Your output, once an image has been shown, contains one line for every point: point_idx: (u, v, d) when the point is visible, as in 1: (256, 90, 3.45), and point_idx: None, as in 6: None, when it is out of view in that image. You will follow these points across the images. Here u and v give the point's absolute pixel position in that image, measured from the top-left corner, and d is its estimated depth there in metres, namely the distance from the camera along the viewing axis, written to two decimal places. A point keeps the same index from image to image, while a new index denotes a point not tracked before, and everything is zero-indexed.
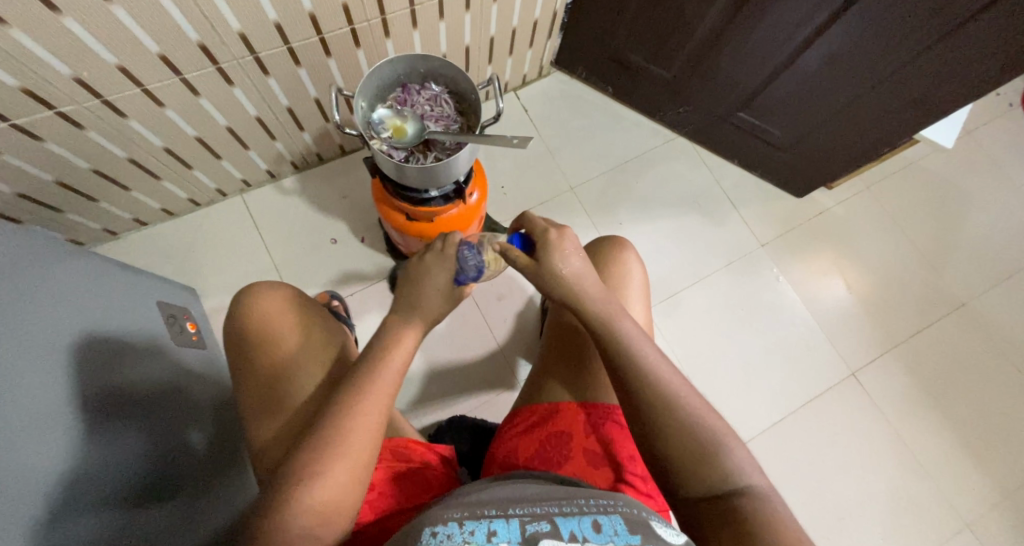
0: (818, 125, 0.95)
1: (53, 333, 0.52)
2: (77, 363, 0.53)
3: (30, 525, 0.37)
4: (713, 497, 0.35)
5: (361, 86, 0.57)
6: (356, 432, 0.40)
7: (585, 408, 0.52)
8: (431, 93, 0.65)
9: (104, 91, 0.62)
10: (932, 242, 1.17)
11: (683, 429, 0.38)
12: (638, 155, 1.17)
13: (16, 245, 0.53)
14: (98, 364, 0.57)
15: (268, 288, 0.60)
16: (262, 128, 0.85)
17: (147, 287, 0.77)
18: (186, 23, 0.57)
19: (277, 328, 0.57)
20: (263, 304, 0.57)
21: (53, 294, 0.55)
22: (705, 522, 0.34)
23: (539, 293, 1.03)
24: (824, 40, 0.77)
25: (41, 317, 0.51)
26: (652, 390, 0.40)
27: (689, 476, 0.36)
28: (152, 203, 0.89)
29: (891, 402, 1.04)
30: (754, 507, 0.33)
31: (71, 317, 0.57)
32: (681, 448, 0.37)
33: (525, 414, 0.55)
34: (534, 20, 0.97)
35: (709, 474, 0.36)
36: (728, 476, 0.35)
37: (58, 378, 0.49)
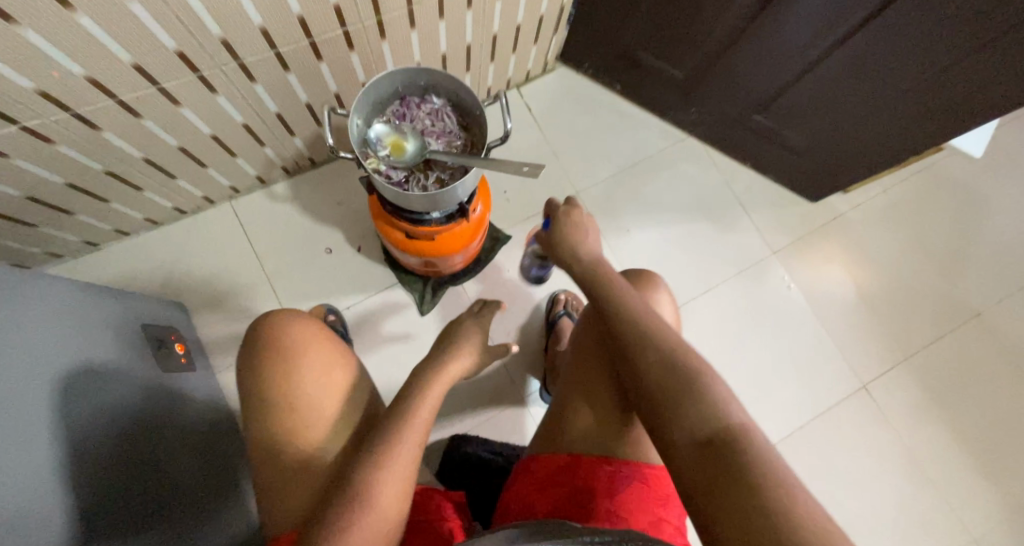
0: (839, 131, 0.90)
1: (41, 359, 0.49)
2: (66, 388, 0.50)
3: None
4: (701, 438, 0.31)
5: (355, 103, 0.53)
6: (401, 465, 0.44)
7: (609, 463, 0.49)
8: (433, 107, 0.60)
9: (72, 104, 0.56)
10: (948, 248, 1.13)
11: (676, 375, 0.36)
12: (647, 157, 1.12)
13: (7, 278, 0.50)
14: (89, 389, 0.54)
15: (292, 321, 0.57)
16: (250, 135, 0.79)
17: (133, 310, 0.72)
18: (160, 30, 0.52)
19: (304, 363, 0.54)
20: (287, 337, 0.55)
21: (37, 319, 0.52)
22: (688, 463, 0.30)
23: (543, 304, 1.00)
24: (851, 44, 0.71)
25: (30, 341, 0.49)
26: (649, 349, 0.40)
27: (677, 416, 0.34)
28: (135, 213, 0.84)
29: (902, 414, 1.02)
30: (745, 447, 0.29)
31: (59, 341, 0.54)
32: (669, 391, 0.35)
33: (544, 462, 0.52)
34: (540, 16, 0.90)
35: (696, 413, 0.33)
36: (712, 417, 0.32)
37: (49, 404, 0.47)
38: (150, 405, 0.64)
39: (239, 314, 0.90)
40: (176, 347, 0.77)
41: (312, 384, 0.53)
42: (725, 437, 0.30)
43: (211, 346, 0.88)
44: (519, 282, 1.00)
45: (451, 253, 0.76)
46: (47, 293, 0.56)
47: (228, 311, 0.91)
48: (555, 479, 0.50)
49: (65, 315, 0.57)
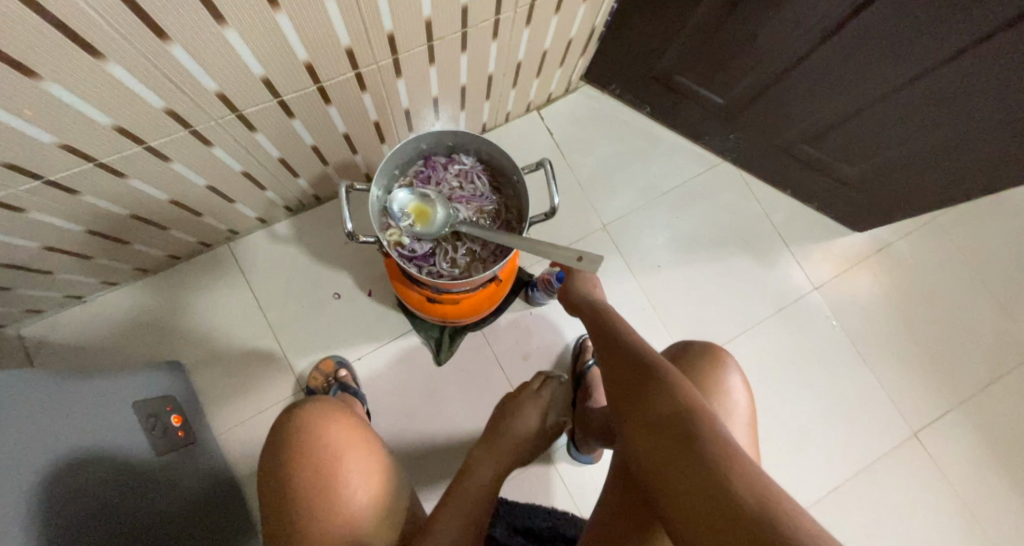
0: (899, 165, 0.82)
1: (12, 466, 0.41)
2: (52, 499, 0.43)
3: None
4: (671, 415, 0.33)
5: (377, 174, 0.46)
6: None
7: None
8: (463, 168, 0.53)
9: (44, 171, 0.48)
10: (1003, 281, 1.05)
11: (654, 370, 0.39)
12: (679, 185, 1.04)
13: None
14: (71, 491, 0.46)
15: (327, 421, 0.48)
16: (250, 181, 0.72)
17: (125, 383, 0.64)
18: (145, 90, 0.44)
19: (342, 480, 0.45)
20: (325, 437, 0.46)
21: (22, 413, 0.45)
22: (656, 441, 0.33)
23: (570, 350, 0.92)
24: (923, 83, 0.63)
25: (13, 447, 0.42)
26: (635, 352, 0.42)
27: (650, 398, 0.36)
28: (125, 264, 0.77)
29: (957, 467, 0.94)
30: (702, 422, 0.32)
31: (41, 435, 0.46)
32: (645, 381, 0.38)
33: None
34: (568, 39, 0.82)
35: (665, 395, 0.35)
36: (677, 397, 0.35)
37: (31, 523, 0.40)
38: (151, 500, 0.57)
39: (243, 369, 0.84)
40: (174, 420, 0.69)
41: (351, 504, 0.44)
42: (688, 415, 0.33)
43: (212, 405, 0.82)
44: (544, 326, 0.93)
45: (477, 315, 0.68)
46: (32, 385, 0.49)
47: (229, 364, 0.84)
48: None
49: (55, 406, 0.51)
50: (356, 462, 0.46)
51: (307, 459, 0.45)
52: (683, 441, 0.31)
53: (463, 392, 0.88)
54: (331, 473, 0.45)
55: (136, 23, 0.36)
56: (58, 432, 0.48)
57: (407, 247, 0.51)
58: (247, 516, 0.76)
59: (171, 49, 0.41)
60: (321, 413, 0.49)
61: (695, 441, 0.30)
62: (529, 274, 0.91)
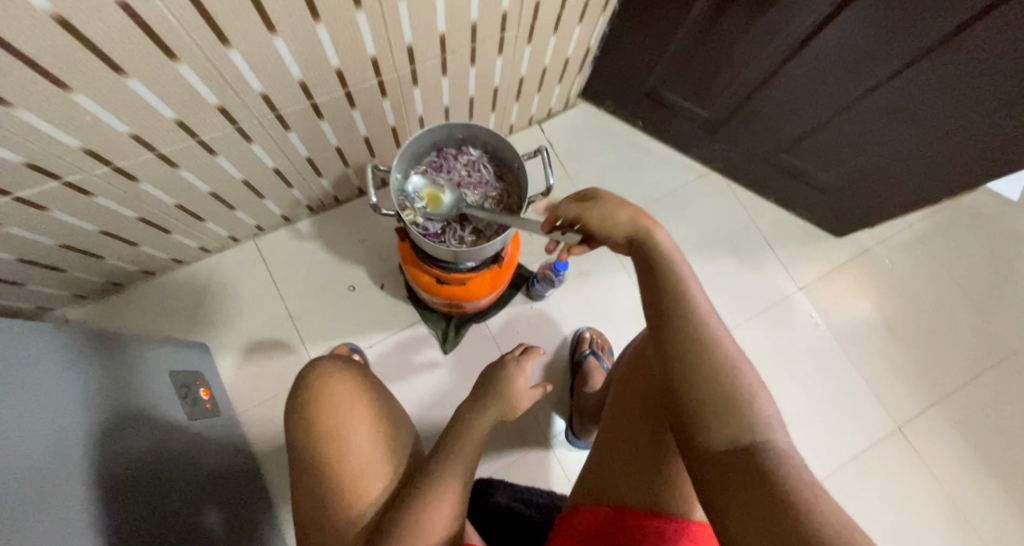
0: (868, 170, 0.90)
1: (54, 398, 0.47)
2: (91, 431, 0.49)
3: None
4: (741, 453, 0.30)
5: (398, 157, 0.53)
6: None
7: (655, 517, 0.46)
8: (471, 160, 0.61)
9: (113, 157, 0.56)
10: (979, 284, 1.11)
11: (720, 377, 0.33)
12: (670, 192, 1.12)
13: (34, 336, 0.49)
14: (105, 437, 0.50)
15: (335, 378, 0.54)
16: (280, 178, 0.80)
17: (159, 355, 0.72)
18: (204, 87, 0.53)
19: (348, 427, 0.50)
20: (334, 391, 0.52)
21: (63, 360, 0.51)
22: (727, 479, 0.30)
23: (568, 342, 0.98)
24: (886, 89, 0.71)
25: (55, 385, 0.48)
26: (696, 341, 0.35)
27: (716, 418, 0.32)
28: (162, 254, 0.84)
29: (941, 459, 0.98)
30: (780, 466, 0.29)
31: (74, 389, 0.50)
32: (710, 395, 0.33)
33: (582, 513, 0.50)
34: (566, 58, 0.92)
35: (737, 423, 0.31)
36: (755, 429, 0.31)
37: (73, 445, 0.46)
38: (181, 458, 0.63)
39: (262, 354, 0.90)
40: (201, 393, 0.76)
41: (355, 448, 0.50)
42: (764, 454, 0.30)
43: (234, 387, 0.87)
44: (543, 320, 0.99)
45: (481, 297, 0.75)
46: (73, 344, 0.55)
47: (251, 349, 0.90)
48: (592, 537, 0.47)
49: (93, 367, 0.56)
50: (359, 414, 0.52)
51: (311, 416, 0.51)
52: (759, 485, 0.28)
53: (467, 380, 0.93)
54: (338, 423, 0.50)
55: (204, 25, 0.44)
56: (90, 389, 0.53)
57: (421, 225, 0.59)
58: (264, 491, 0.81)
59: (228, 51, 0.50)
60: (326, 372, 0.54)
61: (778, 490, 0.27)
62: (529, 271, 0.98)
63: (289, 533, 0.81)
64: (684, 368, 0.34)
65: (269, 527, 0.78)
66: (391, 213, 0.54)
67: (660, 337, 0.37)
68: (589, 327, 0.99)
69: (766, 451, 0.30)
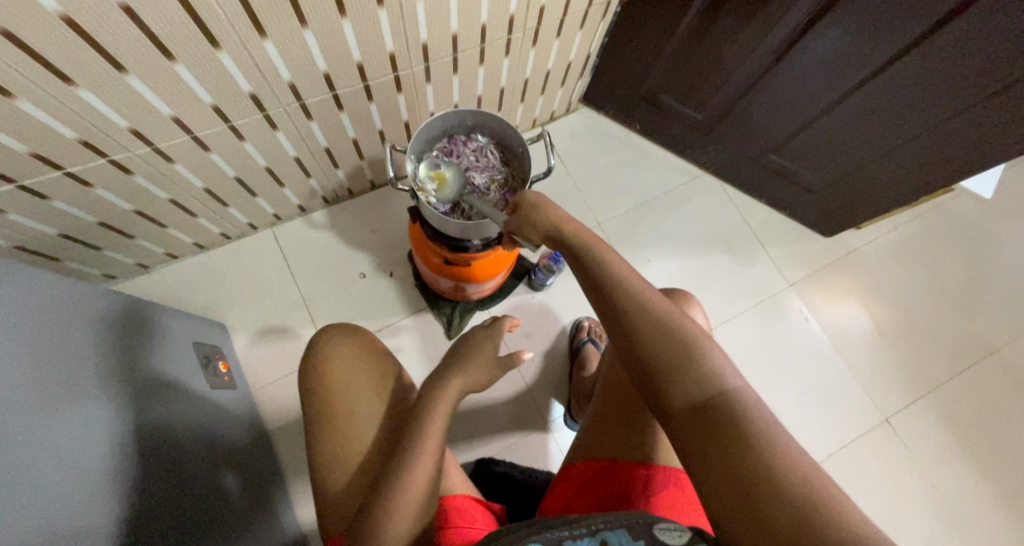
0: (851, 171, 0.95)
1: (77, 349, 0.51)
2: (109, 383, 0.53)
3: (55, 526, 0.37)
4: (697, 410, 0.31)
5: (413, 141, 0.60)
6: (411, 508, 0.44)
7: (643, 468, 0.50)
8: (478, 146, 0.67)
9: (154, 138, 0.62)
10: (963, 285, 1.16)
11: (671, 344, 0.35)
12: (666, 192, 1.17)
13: (61, 292, 0.53)
14: (116, 406, 0.52)
15: (332, 341, 0.58)
16: (299, 168, 0.85)
17: (183, 328, 0.77)
18: (240, 75, 0.59)
19: (342, 385, 0.55)
20: (329, 353, 0.57)
21: (86, 318, 0.56)
22: (688, 436, 0.31)
23: (567, 331, 1.03)
24: (862, 93, 0.77)
25: (77, 339, 0.52)
26: (646, 319, 0.37)
27: (672, 381, 0.34)
28: (185, 238, 0.89)
29: (926, 450, 1.01)
30: (735, 412, 0.30)
31: (88, 360, 0.52)
32: (665, 362, 0.35)
33: (579, 468, 0.54)
34: (568, 62, 0.98)
35: (690, 381, 0.33)
36: (707, 383, 0.32)
37: (92, 392, 0.50)
38: (200, 422, 0.67)
39: (275, 336, 0.94)
40: (220, 366, 0.81)
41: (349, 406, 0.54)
42: (719, 404, 0.31)
43: (248, 366, 0.92)
44: (544, 310, 1.03)
45: (486, 278, 0.80)
46: (100, 306, 0.60)
47: (265, 331, 0.94)
48: (585, 488, 0.51)
49: (114, 337, 0.59)
50: (352, 373, 0.56)
51: (311, 374, 0.56)
52: (717, 438, 0.29)
53: None
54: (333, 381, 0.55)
55: (245, 16, 0.51)
56: (104, 361, 0.55)
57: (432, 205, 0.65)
58: (274, 464, 0.85)
59: (264, 42, 0.56)
60: (326, 335, 0.59)
61: (732, 439, 0.28)
62: (530, 262, 1.03)
63: (299, 506, 0.85)
64: (637, 347, 0.37)
65: (279, 499, 0.81)
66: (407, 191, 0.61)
67: (615, 325, 0.39)
68: (588, 317, 1.04)
69: (720, 400, 0.31)
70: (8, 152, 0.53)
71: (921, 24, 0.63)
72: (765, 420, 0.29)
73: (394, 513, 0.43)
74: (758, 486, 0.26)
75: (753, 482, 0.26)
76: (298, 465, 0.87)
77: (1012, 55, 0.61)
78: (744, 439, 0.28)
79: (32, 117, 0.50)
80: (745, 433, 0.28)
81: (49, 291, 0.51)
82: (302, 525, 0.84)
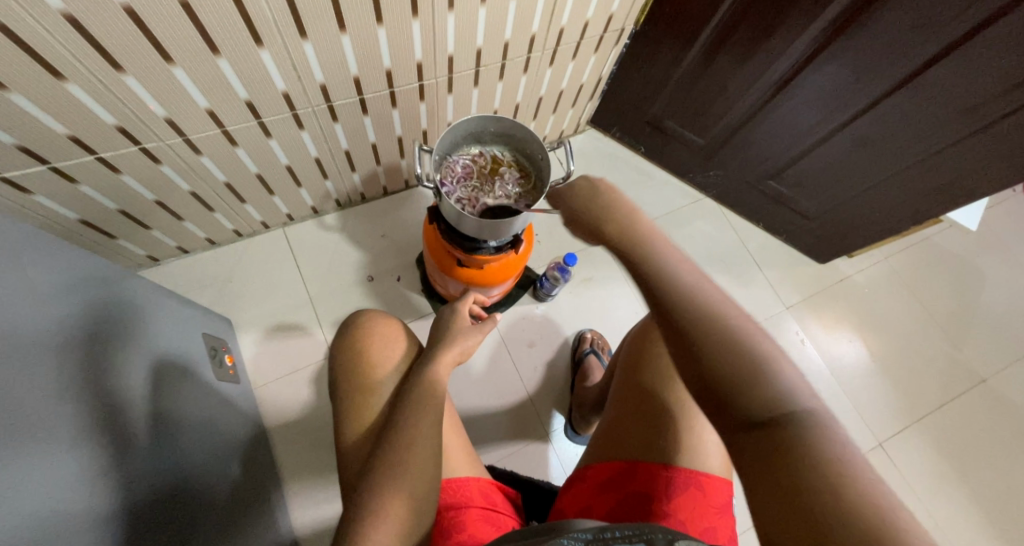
0: (846, 200, 1.00)
1: (96, 328, 0.52)
2: (125, 364, 0.54)
3: (47, 498, 0.37)
4: (761, 429, 0.31)
5: (441, 140, 0.66)
6: (417, 462, 0.45)
7: (666, 468, 0.51)
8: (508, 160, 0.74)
9: (187, 130, 0.64)
10: (950, 316, 1.20)
11: (737, 352, 0.35)
12: (669, 213, 1.20)
13: (76, 268, 0.54)
14: (127, 396, 0.51)
15: (364, 319, 0.64)
16: (318, 169, 0.87)
17: (195, 319, 0.78)
18: (277, 74, 0.62)
19: (367, 351, 0.60)
20: (365, 324, 0.62)
21: (106, 298, 0.56)
22: (751, 457, 0.31)
23: (570, 342, 1.04)
24: (857, 124, 0.83)
25: (100, 319, 0.53)
26: (709, 332, 0.36)
27: (738, 397, 0.33)
28: (199, 232, 0.90)
29: (918, 475, 1.03)
30: (800, 438, 0.30)
31: (106, 353, 0.51)
32: (733, 375, 0.34)
33: (600, 468, 0.55)
34: (580, 84, 1.03)
35: (757, 400, 0.32)
36: (773, 401, 0.32)
37: (107, 374, 0.50)
38: (204, 412, 0.67)
39: (280, 334, 0.94)
40: (225, 359, 0.82)
41: (373, 366, 0.58)
42: (785, 426, 0.31)
43: (250, 364, 0.91)
44: (547, 320, 1.05)
45: (495, 284, 0.82)
46: (120, 287, 0.61)
47: (269, 329, 0.94)
48: (605, 488, 0.53)
49: (132, 324, 0.59)
50: (375, 343, 0.61)
51: (346, 344, 0.61)
52: (781, 455, 0.29)
53: (474, 370, 0.98)
54: (360, 350, 0.60)
55: (290, 16, 0.54)
56: (121, 349, 0.54)
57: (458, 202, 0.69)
58: (272, 466, 0.83)
59: (303, 43, 0.59)
60: (363, 316, 0.65)
61: (795, 462, 0.29)
62: (536, 274, 1.05)
63: (293, 509, 0.83)
64: (704, 353, 0.35)
65: (275, 500, 0.79)
66: (431, 185, 0.65)
67: (678, 330, 0.37)
68: (590, 329, 1.05)
69: (787, 421, 0.31)
70: (46, 132, 0.55)
71: (914, 61, 0.69)
72: (832, 444, 0.29)
73: (398, 461, 0.44)
74: (827, 528, 0.25)
75: (825, 506, 0.26)
76: (295, 468, 0.86)
77: (995, 94, 0.67)
78: (806, 463, 0.28)
79: (74, 98, 0.52)
80: (810, 460, 0.28)
81: (67, 278, 0.51)
82: (297, 529, 0.82)
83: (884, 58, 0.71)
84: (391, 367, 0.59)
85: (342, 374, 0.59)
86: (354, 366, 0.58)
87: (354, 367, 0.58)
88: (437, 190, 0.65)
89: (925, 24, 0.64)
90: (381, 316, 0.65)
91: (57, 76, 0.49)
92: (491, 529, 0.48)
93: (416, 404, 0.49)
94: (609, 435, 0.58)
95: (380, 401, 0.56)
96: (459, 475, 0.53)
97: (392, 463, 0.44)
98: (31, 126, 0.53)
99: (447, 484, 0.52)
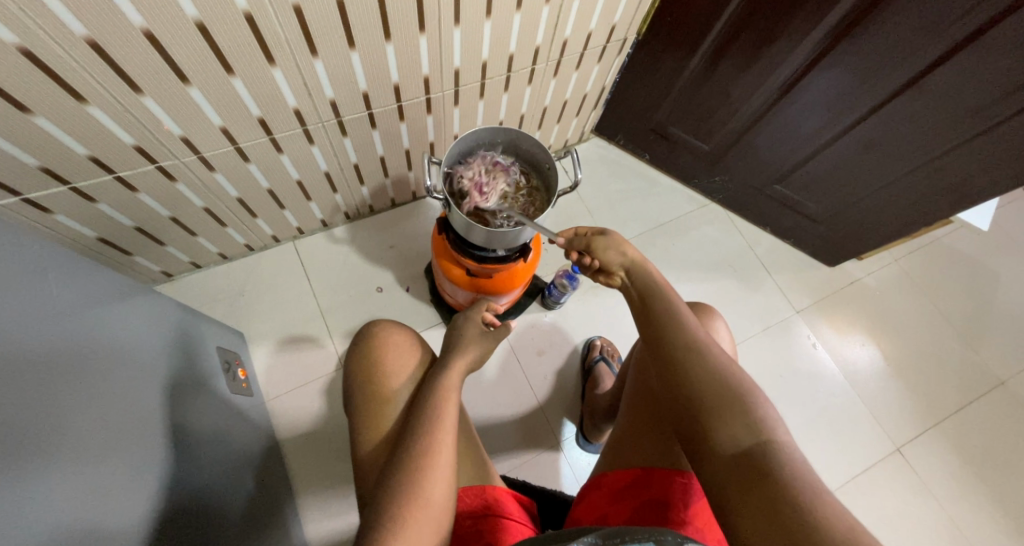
0: (853, 203, 1.00)
1: (119, 346, 0.53)
2: (145, 380, 0.55)
3: (69, 511, 0.37)
4: (745, 455, 0.33)
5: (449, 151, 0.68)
6: (437, 470, 0.45)
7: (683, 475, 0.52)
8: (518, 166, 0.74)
9: (201, 147, 0.66)
10: (965, 317, 1.18)
11: (717, 383, 0.39)
12: (675, 219, 1.20)
13: (95, 284, 0.55)
14: (146, 410, 0.52)
15: (378, 328, 0.64)
16: (327, 183, 0.89)
17: (210, 333, 0.80)
18: (289, 91, 0.63)
19: (383, 360, 0.60)
20: (380, 333, 0.63)
21: (125, 314, 0.58)
22: (735, 480, 0.33)
23: (579, 349, 1.04)
24: (864, 126, 0.83)
25: (121, 336, 0.55)
26: (694, 362, 0.41)
27: (719, 426, 0.36)
28: (212, 247, 0.92)
29: (938, 481, 1.00)
30: (783, 463, 0.32)
31: (120, 364, 0.52)
32: (712, 405, 0.38)
33: (615, 476, 0.55)
34: (584, 93, 1.04)
35: (739, 428, 0.35)
36: (755, 427, 0.35)
37: (129, 388, 0.51)
38: (220, 426, 0.68)
39: (292, 346, 0.95)
40: (238, 372, 0.83)
41: (388, 376, 0.59)
42: (767, 451, 0.33)
43: (263, 376, 0.92)
44: (556, 328, 1.05)
45: (504, 292, 0.82)
46: (137, 304, 0.62)
47: (282, 341, 0.95)
48: (621, 495, 0.52)
49: (160, 353, 0.61)
50: (390, 352, 0.61)
51: (361, 353, 0.61)
52: (757, 478, 0.31)
53: (485, 379, 0.98)
54: (376, 359, 0.60)
55: (301, 35, 0.55)
56: (141, 365, 0.56)
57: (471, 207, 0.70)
58: (285, 479, 0.83)
59: (314, 61, 0.60)
60: (377, 325, 0.65)
61: (779, 483, 0.30)
62: (543, 282, 1.05)
63: (306, 521, 0.83)
64: (688, 386, 0.40)
65: (289, 513, 0.79)
66: (440, 196, 0.66)
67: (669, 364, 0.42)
68: (599, 337, 1.05)
69: (765, 448, 0.33)
70: (67, 152, 0.56)
71: (919, 63, 0.69)
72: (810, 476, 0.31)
73: (419, 469, 0.44)
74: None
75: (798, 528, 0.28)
76: (309, 480, 0.86)
77: (1001, 95, 0.67)
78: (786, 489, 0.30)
79: (95, 120, 0.54)
80: (792, 487, 0.30)
81: (87, 294, 0.52)
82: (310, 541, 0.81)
83: (897, 59, 0.70)
84: (405, 376, 0.60)
85: (356, 383, 0.59)
86: (369, 376, 0.59)
87: (370, 377, 0.59)
88: (445, 201, 0.66)
89: (927, 26, 0.64)
90: (394, 325, 0.66)
91: (79, 99, 0.51)
92: (507, 536, 0.48)
93: (435, 414, 0.50)
94: (620, 444, 0.59)
95: (396, 410, 0.57)
96: (475, 483, 0.53)
97: (414, 470, 0.44)
98: (53, 147, 0.54)
99: (464, 491, 0.52)
